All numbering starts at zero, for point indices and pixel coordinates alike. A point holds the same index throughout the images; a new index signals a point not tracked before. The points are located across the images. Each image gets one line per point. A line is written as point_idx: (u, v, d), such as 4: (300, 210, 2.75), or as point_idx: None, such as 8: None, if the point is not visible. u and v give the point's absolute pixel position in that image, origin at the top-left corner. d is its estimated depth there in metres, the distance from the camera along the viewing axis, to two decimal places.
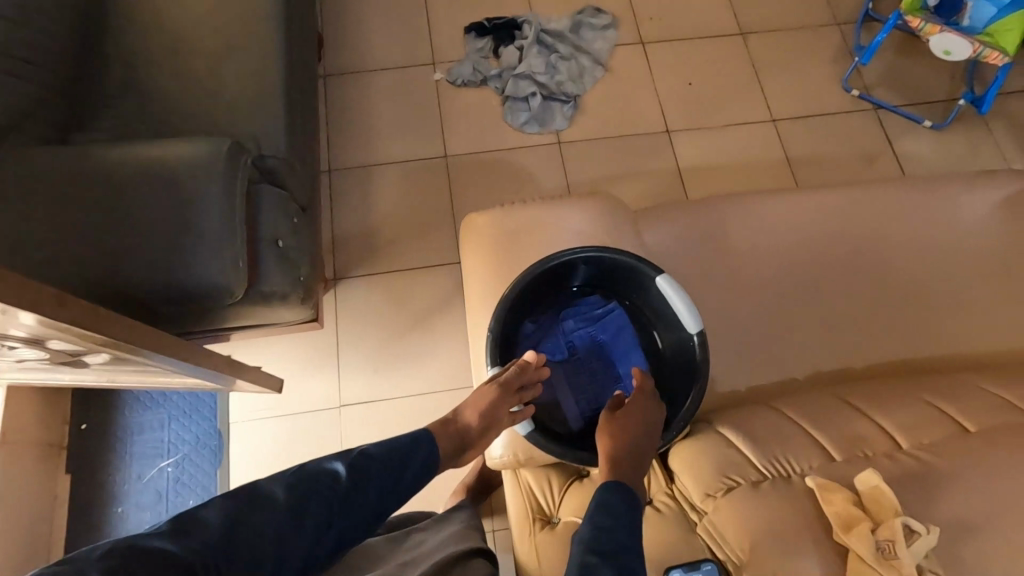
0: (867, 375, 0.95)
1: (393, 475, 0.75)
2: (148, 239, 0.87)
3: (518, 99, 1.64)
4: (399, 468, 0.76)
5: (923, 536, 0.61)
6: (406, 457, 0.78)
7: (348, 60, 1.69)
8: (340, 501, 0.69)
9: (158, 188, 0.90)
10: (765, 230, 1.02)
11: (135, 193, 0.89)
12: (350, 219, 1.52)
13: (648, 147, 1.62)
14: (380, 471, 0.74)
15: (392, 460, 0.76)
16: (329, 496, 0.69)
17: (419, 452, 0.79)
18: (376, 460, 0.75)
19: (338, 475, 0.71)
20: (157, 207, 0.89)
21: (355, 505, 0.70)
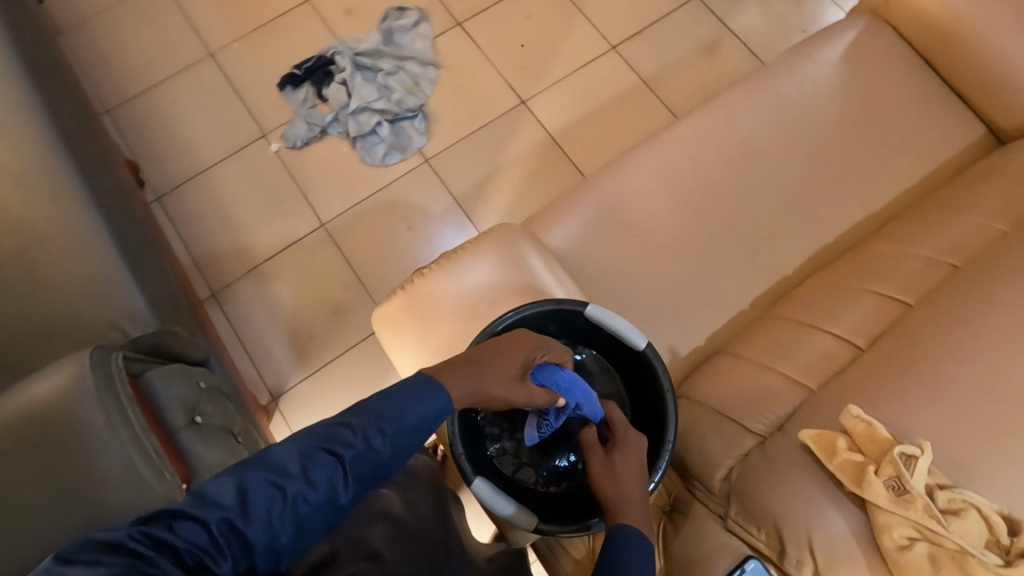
0: (799, 277, 0.98)
1: (394, 427, 0.51)
2: (65, 497, 0.76)
3: (366, 134, 1.53)
4: (402, 424, 0.51)
5: (921, 457, 0.58)
6: (415, 403, 0.53)
7: (174, 169, 1.52)
8: (322, 472, 0.47)
9: (49, 439, 0.79)
10: (658, 180, 1.00)
11: (30, 459, 0.78)
12: (259, 331, 1.40)
13: (512, 126, 1.57)
14: (374, 424, 0.50)
15: (399, 406, 0.52)
16: (308, 471, 0.46)
17: (430, 399, 0.54)
18: (374, 412, 0.51)
19: (320, 434, 0.49)
20: (58, 460, 0.78)
21: (339, 477, 0.47)
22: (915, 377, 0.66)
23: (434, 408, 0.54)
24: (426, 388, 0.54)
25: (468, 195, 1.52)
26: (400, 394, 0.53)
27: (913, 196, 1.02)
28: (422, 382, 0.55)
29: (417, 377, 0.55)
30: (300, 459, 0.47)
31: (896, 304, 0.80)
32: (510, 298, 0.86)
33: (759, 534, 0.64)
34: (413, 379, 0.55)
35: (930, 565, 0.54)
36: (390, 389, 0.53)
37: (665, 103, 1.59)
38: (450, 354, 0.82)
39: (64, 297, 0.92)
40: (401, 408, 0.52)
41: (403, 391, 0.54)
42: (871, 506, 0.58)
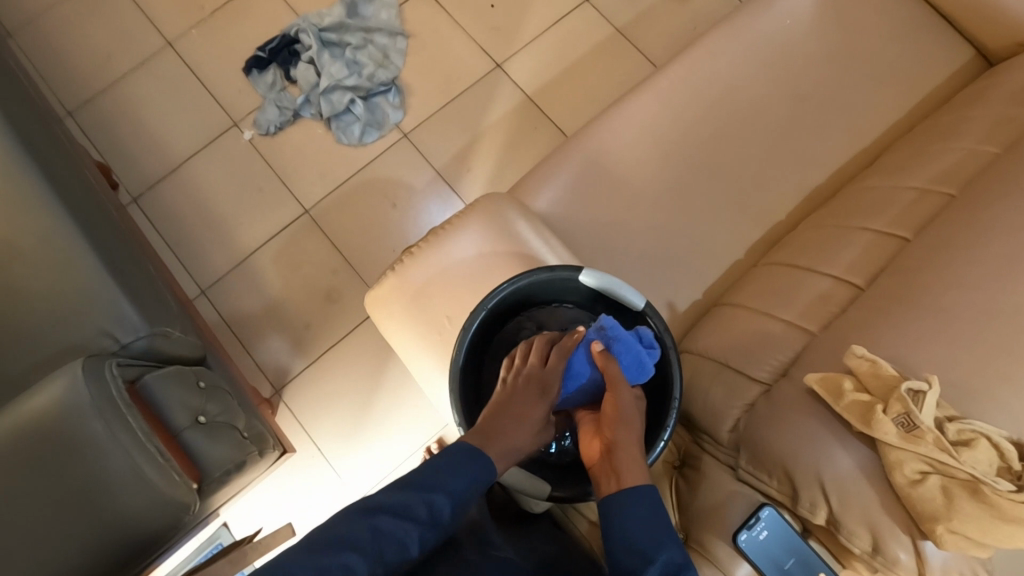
0: (793, 220, 0.97)
1: (451, 500, 0.59)
2: (76, 503, 0.76)
3: (340, 113, 1.48)
4: (457, 495, 0.60)
5: (929, 392, 0.57)
6: (468, 472, 0.61)
7: (147, 168, 1.48)
8: (391, 546, 0.55)
9: (48, 447, 0.78)
10: (643, 134, 0.98)
11: (31, 465, 0.77)
12: (253, 324, 1.38)
13: (489, 91, 1.52)
14: (432, 497, 0.59)
15: (454, 475, 0.60)
16: (378, 546, 0.55)
17: (484, 470, 0.62)
18: (431, 483, 0.59)
19: (389, 510, 0.57)
20: (61, 466, 0.78)
21: (405, 548, 0.56)
22: (916, 311, 0.65)
23: (482, 474, 0.62)
24: (481, 456, 0.62)
25: (452, 167, 1.48)
26: (458, 465, 0.61)
27: (904, 125, 0.99)
28: (472, 450, 0.62)
29: (465, 449, 0.62)
30: (373, 534, 0.55)
31: (893, 239, 0.79)
32: (503, 267, 0.84)
33: (772, 482, 0.64)
34: (459, 451, 0.62)
35: (943, 497, 0.54)
36: (447, 461, 0.61)
37: (644, 52, 1.54)
38: (447, 330, 0.81)
39: (50, 308, 0.90)
40: (456, 480, 0.60)
41: (457, 459, 0.61)
42: (882, 444, 0.58)
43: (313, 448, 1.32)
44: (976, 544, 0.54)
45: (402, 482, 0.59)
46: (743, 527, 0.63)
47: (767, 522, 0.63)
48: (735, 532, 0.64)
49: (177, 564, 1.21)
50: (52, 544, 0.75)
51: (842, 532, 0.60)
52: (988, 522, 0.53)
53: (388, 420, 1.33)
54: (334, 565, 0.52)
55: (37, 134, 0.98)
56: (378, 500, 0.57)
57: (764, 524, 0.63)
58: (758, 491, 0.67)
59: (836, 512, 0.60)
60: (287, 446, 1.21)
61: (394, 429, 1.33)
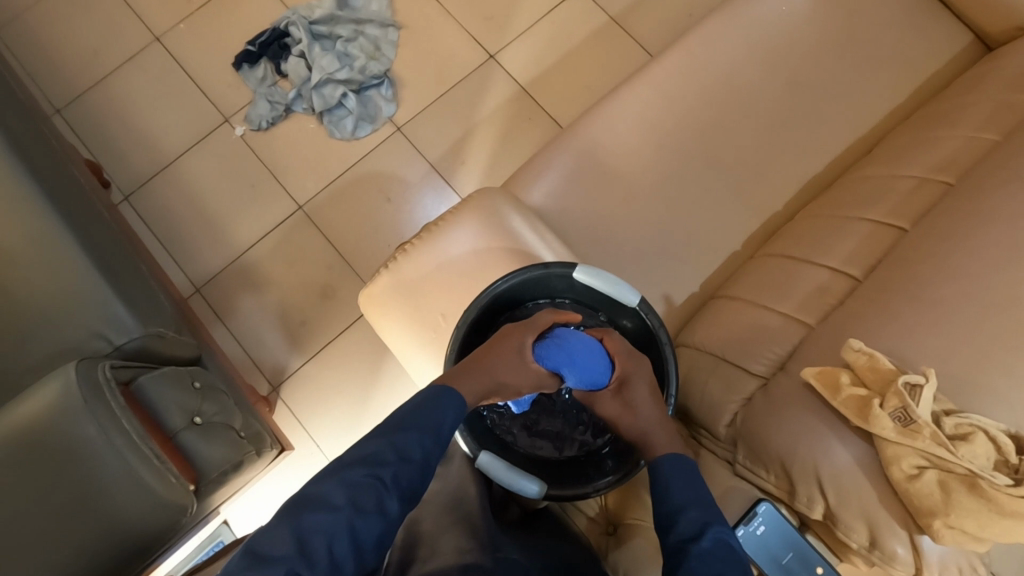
0: (790, 211, 0.96)
1: (417, 437, 0.58)
2: (70, 507, 0.76)
3: (332, 107, 1.47)
4: (423, 431, 0.59)
5: (928, 386, 0.57)
6: (427, 411, 0.61)
7: (138, 166, 1.46)
8: (367, 494, 0.54)
9: (41, 451, 0.78)
10: (638, 125, 0.97)
11: (24, 470, 0.77)
12: (248, 322, 1.38)
13: (482, 83, 1.51)
14: (398, 440, 0.58)
15: (414, 417, 0.60)
16: (355, 497, 0.53)
17: (442, 404, 0.62)
18: (392, 429, 0.59)
19: (357, 463, 0.56)
20: (55, 470, 0.77)
21: (382, 491, 0.54)
22: (914, 303, 0.64)
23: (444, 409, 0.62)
24: (435, 396, 0.62)
25: (446, 160, 1.47)
26: (414, 406, 0.61)
27: (902, 112, 0.98)
28: (426, 393, 0.62)
29: (424, 392, 0.63)
30: (344, 487, 0.54)
31: (890, 229, 0.78)
32: (497, 263, 0.83)
33: (768, 477, 0.64)
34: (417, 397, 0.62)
35: (940, 491, 0.54)
36: (404, 408, 0.61)
37: (639, 41, 1.52)
38: (441, 329, 0.81)
39: (43, 311, 0.89)
40: (418, 419, 0.60)
41: (415, 403, 0.61)
42: (879, 439, 0.57)
43: (311, 445, 1.32)
44: (973, 538, 0.54)
45: (364, 438, 0.59)
46: (740, 523, 0.63)
47: (765, 518, 0.63)
48: (732, 528, 0.64)
49: None
50: (48, 547, 0.75)
51: (839, 527, 0.60)
52: (986, 516, 0.53)
53: (386, 416, 1.33)
54: (310, 525, 0.51)
55: (25, 132, 0.97)
56: (345, 457, 0.57)
57: (761, 519, 0.63)
58: (755, 487, 0.67)
59: (833, 508, 0.60)
60: (285, 444, 1.20)
61: None
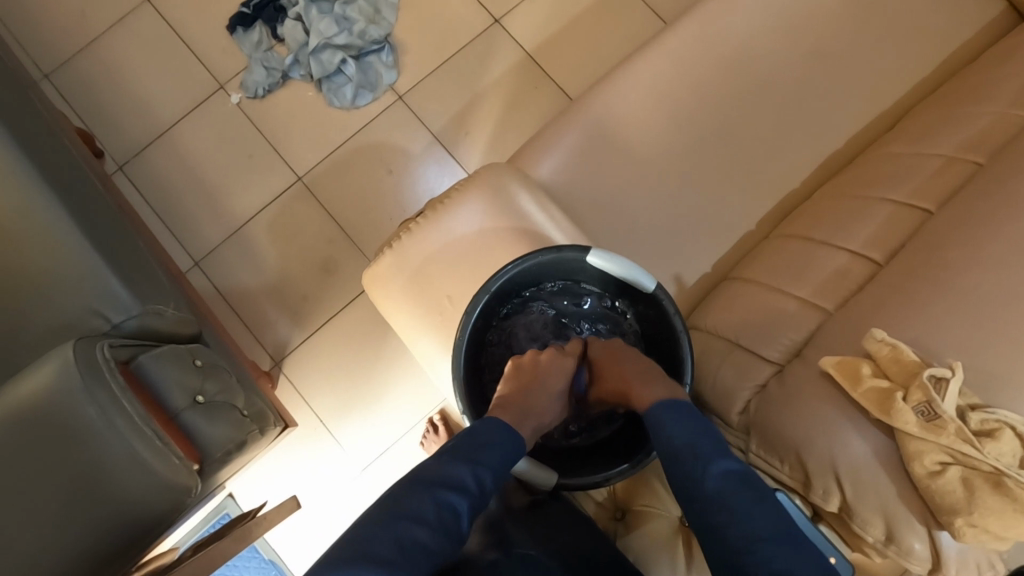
0: (807, 190, 0.93)
1: (496, 466, 0.62)
2: (72, 488, 0.76)
3: (331, 74, 1.41)
4: (499, 464, 0.62)
5: (953, 380, 0.55)
6: (502, 441, 0.64)
7: (131, 135, 1.42)
8: (450, 517, 0.57)
9: (43, 430, 0.77)
10: (651, 96, 0.92)
11: (25, 450, 0.76)
12: (249, 297, 1.36)
13: (487, 49, 1.45)
14: (482, 467, 0.61)
15: (493, 445, 0.63)
16: (443, 519, 0.56)
17: (514, 436, 0.65)
18: (473, 456, 0.61)
19: (444, 482, 0.58)
20: (55, 451, 0.77)
21: (463, 519, 0.58)
22: (939, 291, 0.62)
23: (517, 440, 0.65)
24: (505, 429, 0.65)
25: (449, 131, 1.42)
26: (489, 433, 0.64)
27: (929, 85, 0.94)
28: (499, 423, 0.65)
29: (495, 422, 0.65)
30: (435, 508, 0.56)
31: (914, 211, 0.75)
32: (503, 243, 0.80)
33: (783, 468, 0.63)
34: (493, 424, 0.65)
35: (964, 489, 0.53)
36: (482, 432, 0.64)
37: (652, 6, 1.46)
38: (448, 311, 0.79)
39: (38, 286, 0.87)
40: (496, 449, 0.63)
41: (487, 432, 0.64)
42: (901, 433, 0.56)
43: (316, 421, 1.31)
44: (996, 537, 0.53)
45: (447, 455, 0.61)
46: None
47: (779, 507, 0.63)
48: None
49: (184, 534, 1.22)
50: (43, 530, 0.74)
51: (855, 521, 0.59)
52: (1009, 513, 0.52)
53: (391, 393, 1.32)
54: (403, 544, 0.54)
55: (14, 103, 0.92)
56: (431, 472, 0.59)
57: None
58: (769, 477, 0.66)
59: (849, 503, 0.59)
60: (290, 420, 1.20)
61: (397, 401, 1.32)
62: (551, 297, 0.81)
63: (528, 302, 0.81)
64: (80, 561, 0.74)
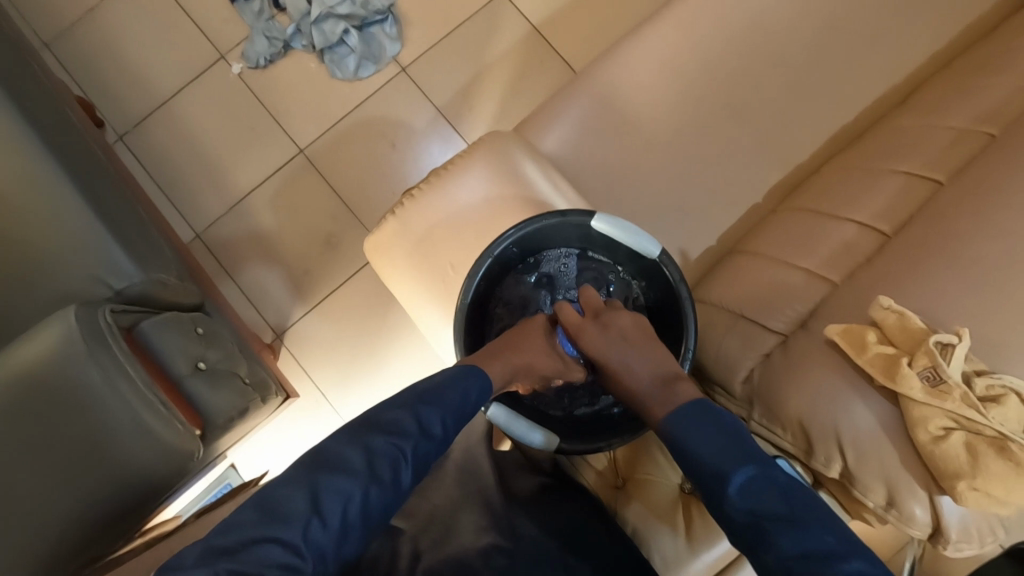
0: (815, 163, 0.92)
1: (440, 411, 0.60)
2: (60, 459, 0.76)
3: (334, 45, 1.39)
4: (445, 409, 0.61)
5: (960, 346, 0.55)
6: (450, 389, 0.62)
7: (132, 105, 1.40)
8: (384, 463, 0.56)
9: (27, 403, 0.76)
10: (659, 66, 0.91)
11: (4, 424, 0.75)
12: (250, 270, 1.35)
13: (492, 21, 1.42)
14: (421, 413, 0.59)
15: (438, 392, 0.61)
16: (374, 463, 0.55)
17: (464, 381, 0.64)
18: (413, 401, 0.60)
19: (379, 429, 0.58)
20: (42, 423, 0.76)
21: (399, 464, 0.56)
22: (948, 260, 0.61)
23: (468, 387, 0.64)
24: (468, 373, 0.65)
25: (452, 105, 1.41)
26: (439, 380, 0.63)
27: (945, 57, 0.92)
28: (454, 370, 0.65)
29: (474, 368, 0.65)
30: (364, 454, 0.55)
31: (924, 182, 0.74)
32: (507, 212, 0.80)
33: (785, 435, 0.63)
34: (455, 370, 0.65)
35: (967, 453, 0.53)
36: (427, 382, 0.63)
37: None
38: (451, 280, 0.78)
39: (39, 251, 0.87)
40: (442, 395, 0.61)
41: (434, 381, 0.63)
42: (905, 399, 0.56)
43: (317, 393, 1.32)
44: (998, 502, 0.53)
45: (387, 403, 0.60)
46: None
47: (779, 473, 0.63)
48: None
49: (187, 502, 1.23)
50: (33, 501, 0.74)
51: (856, 487, 0.59)
52: (1012, 477, 0.52)
53: (393, 367, 1.32)
54: (324, 489, 0.52)
55: (11, 65, 0.91)
56: (367, 420, 0.58)
57: None
58: (771, 444, 0.66)
59: (850, 470, 0.59)
60: (292, 391, 1.20)
61: (398, 375, 1.32)
62: (559, 260, 0.81)
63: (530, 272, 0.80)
64: (72, 531, 0.74)
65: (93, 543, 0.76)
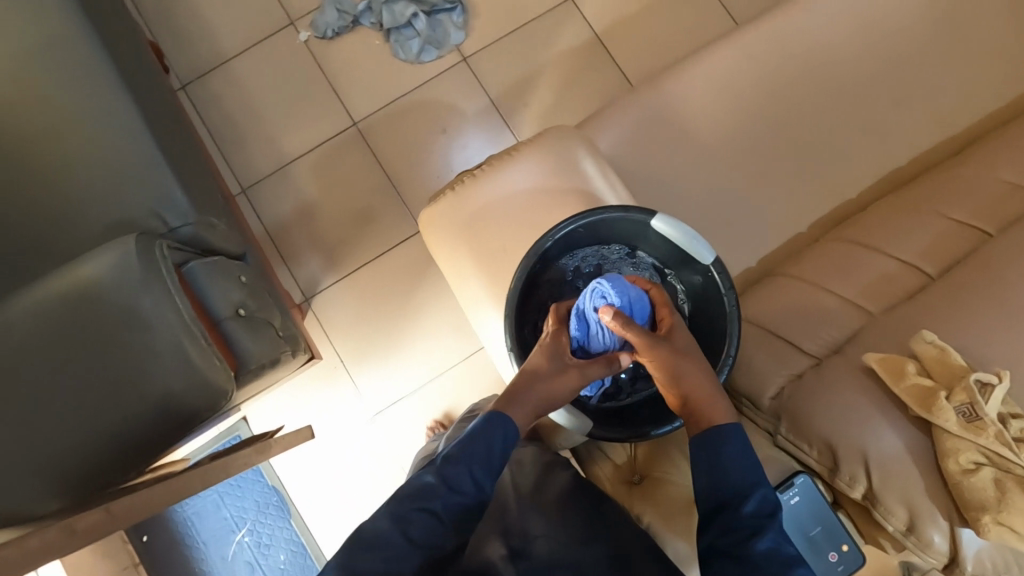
0: (863, 201, 0.93)
1: (470, 468, 0.57)
2: (84, 388, 0.78)
3: (401, 25, 1.42)
4: (474, 466, 0.57)
5: (999, 386, 0.57)
6: (476, 442, 0.58)
7: (197, 57, 1.44)
8: (417, 530, 0.55)
9: (60, 326, 0.79)
10: (724, 85, 0.93)
11: (56, 337, 0.79)
12: (289, 232, 1.38)
13: (557, 24, 1.45)
14: (450, 473, 0.57)
15: (464, 448, 0.58)
16: (405, 534, 0.55)
17: (493, 430, 0.59)
18: (447, 462, 0.57)
19: (412, 496, 0.56)
20: (79, 344, 0.79)
21: (431, 533, 0.55)
22: (992, 304, 0.63)
23: (502, 434, 0.59)
24: (490, 422, 0.59)
25: (507, 99, 1.43)
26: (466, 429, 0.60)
27: (1003, 115, 0.93)
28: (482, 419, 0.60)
29: (494, 415, 0.60)
30: (394, 525, 0.55)
31: (973, 230, 0.76)
32: (561, 203, 0.82)
33: (811, 452, 0.64)
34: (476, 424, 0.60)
35: (994, 489, 0.55)
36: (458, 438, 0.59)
37: (727, 6, 1.46)
38: (499, 259, 0.80)
39: (101, 180, 0.90)
40: (472, 448, 0.58)
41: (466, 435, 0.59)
42: (938, 431, 0.58)
43: (336, 360, 1.34)
44: None
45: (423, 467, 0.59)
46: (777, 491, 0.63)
47: (800, 489, 0.63)
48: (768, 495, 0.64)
49: (197, 447, 1.27)
50: (63, 421, 0.77)
51: (878, 509, 0.60)
52: None
53: (416, 344, 1.35)
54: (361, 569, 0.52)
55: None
56: (403, 487, 0.57)
57: (796, 490, 0.63)
58: (794, 461, 0.67)
59: (876, 491, 0.60)
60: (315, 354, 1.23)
61: (418, 354, 1.35)
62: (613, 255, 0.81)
63: (588, 260, 0.80)
64: (101, 451, 0.77)
65: (103, 474, 0.78)
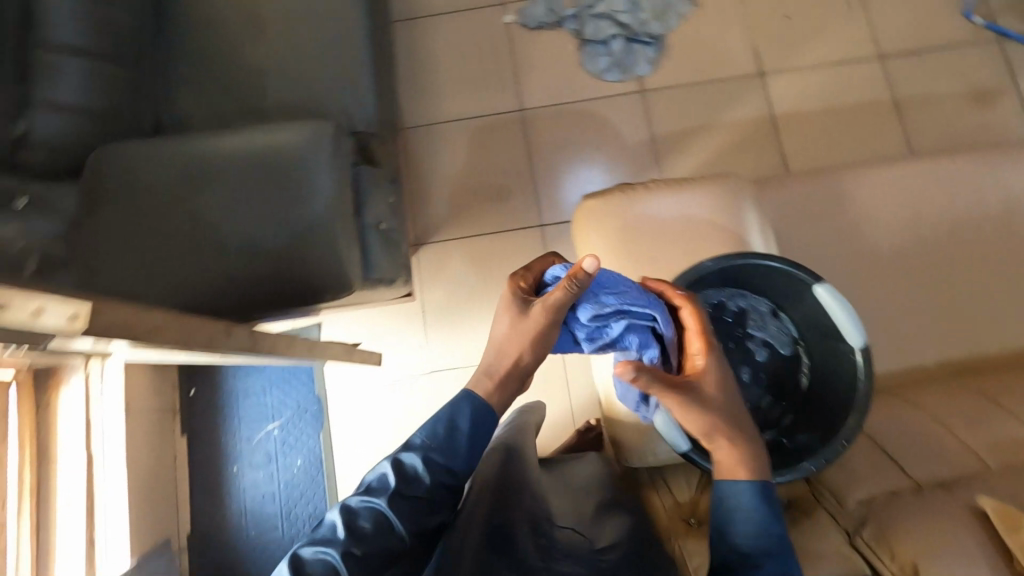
0: (997, 363, 0.91)
1: (425, 440, 0.71)
2: (243, 231, 0.87)
3: (598, 42, 1.51)
4: (428, 437, 0.71)
5: None
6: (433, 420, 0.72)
7: (410, 3, 1.57)
8: (384, 496, 0.67)
9: (245, 174, 0.89)
10: (893, 204, 0.95)
11: (238, 181, 0.89)
12: (423, 181, 1.46)
13: (738, 93, 1.49)
14: (409, 450, 0.70)
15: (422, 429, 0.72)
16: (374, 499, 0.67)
17: (450, 409, 0.73)
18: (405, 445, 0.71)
19: (378, 475, 0.70)
20: (252, 195, 0.89)
21: (398, 499, 0.67)
22: None
23: (464, 412, 0.72)
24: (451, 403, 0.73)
25: (666, 141, 1.47)
26: (441, 418, 0.72)
27: None
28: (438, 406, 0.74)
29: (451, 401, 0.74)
30: (366, 496, 0.67)
31: None
32: (712, 244, 0.84)
33: (889, 564, 0.63)
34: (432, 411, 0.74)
35: None
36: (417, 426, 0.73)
37: (908, 136, 1.46)
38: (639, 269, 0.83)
39: None
40: (430, 428, 0.72)
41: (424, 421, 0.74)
42: None
43: (418, 309, 1.39)
44: None
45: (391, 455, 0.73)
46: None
47: None
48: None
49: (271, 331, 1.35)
50: (215, 250, 0.86)
51: None
52: None
53: None
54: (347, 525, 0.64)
55: None
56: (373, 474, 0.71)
57: None
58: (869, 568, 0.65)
59: None
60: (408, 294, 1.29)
61: None
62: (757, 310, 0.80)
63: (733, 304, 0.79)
64: (232, 287, 0.86)
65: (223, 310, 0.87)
